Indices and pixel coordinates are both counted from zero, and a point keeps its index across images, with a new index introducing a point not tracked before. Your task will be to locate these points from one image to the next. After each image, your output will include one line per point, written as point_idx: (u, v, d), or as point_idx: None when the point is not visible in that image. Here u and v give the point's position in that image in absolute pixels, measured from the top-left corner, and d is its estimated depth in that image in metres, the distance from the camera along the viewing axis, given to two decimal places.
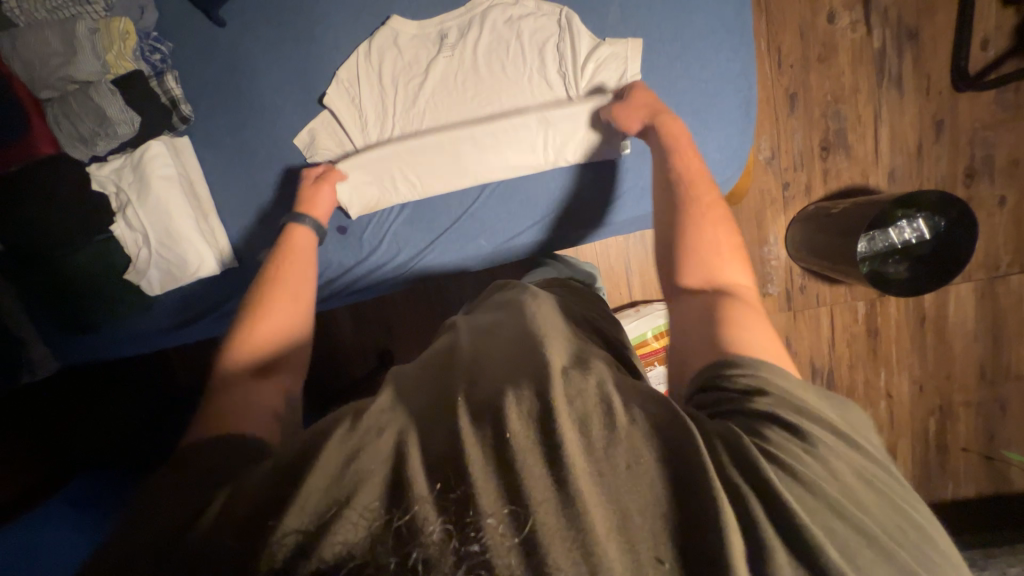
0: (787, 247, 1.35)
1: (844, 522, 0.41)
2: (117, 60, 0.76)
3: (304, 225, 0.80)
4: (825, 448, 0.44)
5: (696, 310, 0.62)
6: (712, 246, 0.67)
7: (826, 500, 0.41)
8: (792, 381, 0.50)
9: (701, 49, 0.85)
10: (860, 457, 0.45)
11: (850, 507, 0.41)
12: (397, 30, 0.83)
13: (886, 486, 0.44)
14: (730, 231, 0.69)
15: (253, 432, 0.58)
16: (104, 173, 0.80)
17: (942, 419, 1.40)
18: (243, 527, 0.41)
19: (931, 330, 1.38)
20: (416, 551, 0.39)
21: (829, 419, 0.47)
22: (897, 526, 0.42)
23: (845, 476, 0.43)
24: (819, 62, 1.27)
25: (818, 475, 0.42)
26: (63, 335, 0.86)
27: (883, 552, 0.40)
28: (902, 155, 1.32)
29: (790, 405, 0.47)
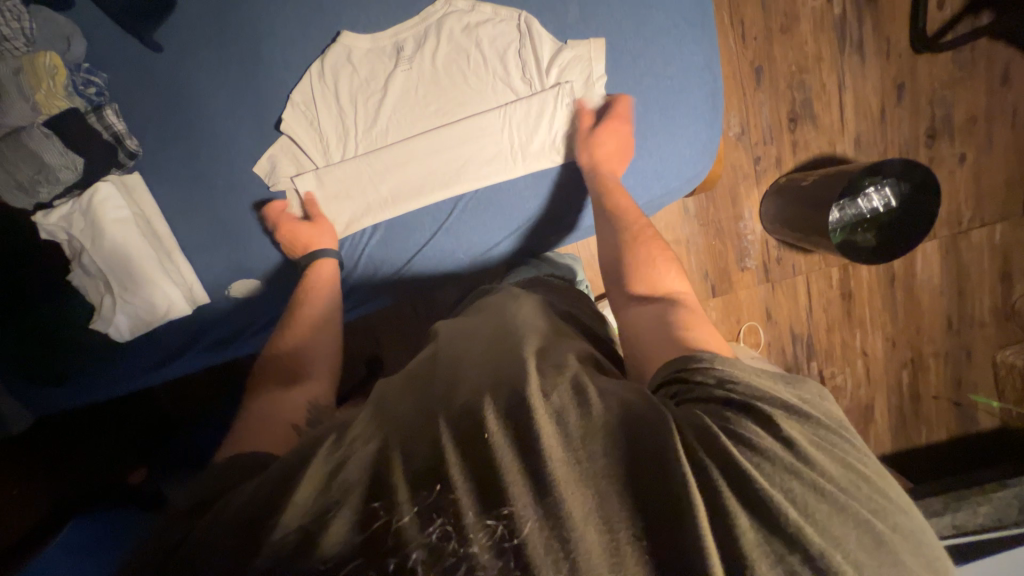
0: (761, 220, 1.37)
1: (800, 483, 0.41)
2: (47, 99, 0.71)
3: (328, 257, 0.81)
4: (780, 421, 0.44)
5: (646, 316, 0.62)
6: (647, 261, 0.71)
7: (782, 464, 0.41)
8: (746, 370, 0.49)
9: (665, 42, 0.83)
10: (811, 425, 0.45)
11: (802, 467, 0.41)
12: (348, 47, 0.79)
13: (835, 445, 0.44)
14: (659, 246, 0.73)
15: (267, 445, 0.56)
16: (52, 222, 0.75)
17: (914, 370, 1.47)
18: (238, 536, 0.41)
19: (901, 288, 1.44)
20: (415, 552, 0.37)
21: (780, 396, 0.47)
22: (849, 479, 0.42)
23: (799, 440, 0.43)
24: (782, 32, 1.26)
25: (772, 444, 0.42)
26: (32, 388, 0.81)
27: (834, 506, 0.40)
28: (866, 120, 1.34)
29: (748, 389, 0.46)
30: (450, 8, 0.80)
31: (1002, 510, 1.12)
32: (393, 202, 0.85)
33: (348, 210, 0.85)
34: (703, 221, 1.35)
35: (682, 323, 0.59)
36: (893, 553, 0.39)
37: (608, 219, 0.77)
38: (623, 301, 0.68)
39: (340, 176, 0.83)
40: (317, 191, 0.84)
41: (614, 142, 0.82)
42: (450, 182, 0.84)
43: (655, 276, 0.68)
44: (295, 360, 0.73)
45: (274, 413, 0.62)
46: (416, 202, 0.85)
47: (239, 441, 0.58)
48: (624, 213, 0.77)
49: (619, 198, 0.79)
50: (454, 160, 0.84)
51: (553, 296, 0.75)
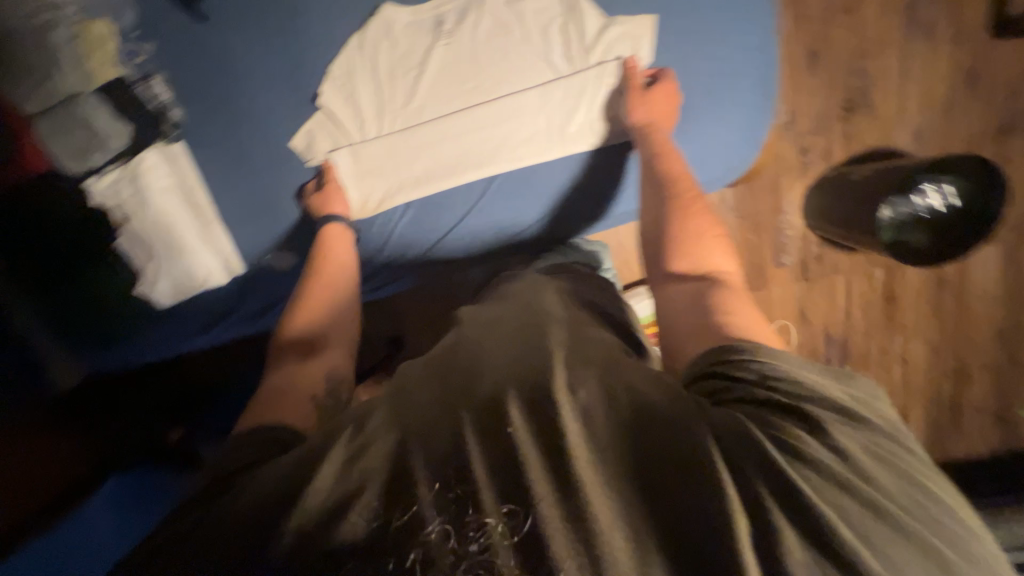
0: (804, 216, 1.30)
1: (854, 501, 0.38)
2: (99, 68, 0.74)
3: (337, 224, 0.82)
4: (831, 428, 0.41)
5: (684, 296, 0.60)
6: (694, 236, 0.68)
7: (833, 477, 0.39)
8: (792, 360, 0.47)
9: (720, 21, 0.79)
10: (870, 433, 0.42)
11: (858, 483, 0.39)
12: (389, 20, 0.77)
13: (897, 457, 0.41)
14: (711, 220, 0.70)
15: (286, 417, 0.58)
16: (102, 188, 0.78)
17: (957, 381, 1.39)
18: (252, 517, 0.41)
19: (951, 294, 1.35)
20: (414, 551, 0.38)
21: (832, 395, 0.44)
22: (910, 497, 0.38)
23: (854, 452, 0.40)
24: (844, 13, 1.17)
25: (824, 455, 0.40)
26: (86, 345, 0.87)
27: (894, 528, 0.37)
28: (930, 112, 1.24)
29: (791, 389, 0.44)
30: None
31: None
32: (427, 179, 0.84)
33: (381, 186, 0.85)
34: (741, 214, 1.30)
35: (723, 306, 0.57)
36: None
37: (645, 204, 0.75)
38: (662, 279, 0.66)
39: (375, 154, 0.83)
40: (353, 169, 0.84)
41: (664, 107, 0.79)
42: (484, 163, 0.83)
43: (699, 252, 0.66)
44: (312, 336, 0.73)
45: (297, 386, 0.64)
46: (449, 181, 0.84)
47: (262, 412, 0.59)
48: (672, 180, 0.74)
49: (669, 163, 0.75)
50: (489, 140, 0.82)
51: (576, 284, 0.72)
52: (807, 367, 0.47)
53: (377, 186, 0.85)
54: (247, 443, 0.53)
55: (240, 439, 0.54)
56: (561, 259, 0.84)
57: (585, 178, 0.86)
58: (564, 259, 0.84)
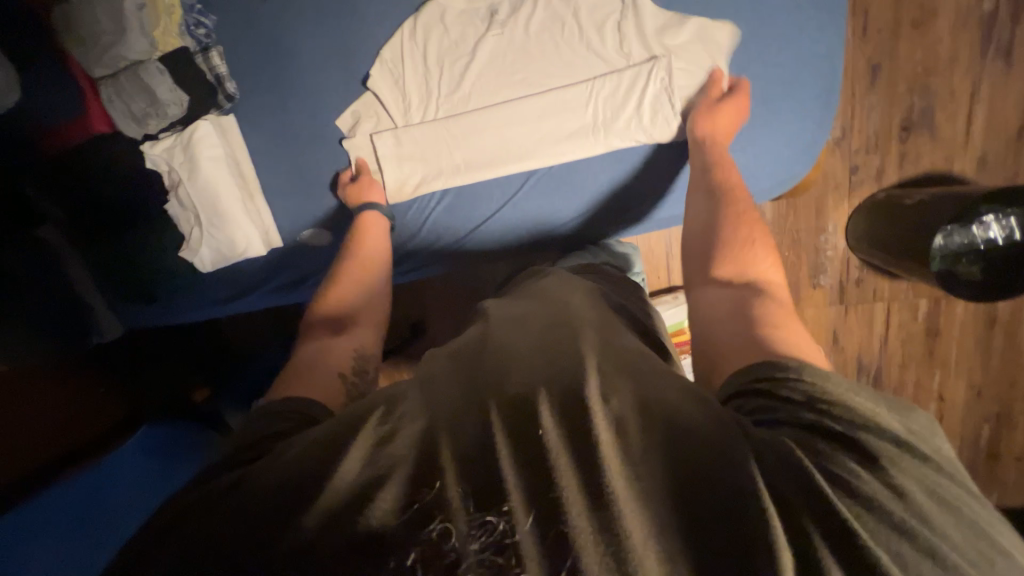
0: (847, 237, 1.25)
1: (913, 547, 0.35)
2: (163, 37, 0.77)
3: (372, 211, 0.82)
4: (891, 463, 0.39)
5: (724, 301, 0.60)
6: (744, 244, 0.67)
7: (890, 520, 0.36)
8: (847, 386, 0.43)
9: (781, 28, 0.77)
10: (936, 474, 0.39)
11: (919, 528, 0.36)
12: (443, 6, 0.78)
13: (962, 502, 0.38)
14: (763, 229, 0.69)
15: (309, 394, 0.58)
16: (157, 152, 0.82)
17: (998, 426, 1.31)
18: (274, 491, 0.41)
19: (1000, 334, 1.27)
20: (416, 551, 0.36)
21: (888, 424, 0.41)
22: (976, 548, 0.36)
23: (916, 497, 0.37)
24: (914, 26, 1.10)
25: (880, 492, 0.37)
26: (128, 303, 0.90)
27: None
28: (999, 138, 1.16)
29: (848, 414, 0.41)
30: None
31: None
32: (466, 166, 0.84)
33: (420, 172, 0.85)
34: (780, 230, 1.25)
35: (769, 316, 0.56)
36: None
37: (695, 211, 0.74)
38: (701, 281, 0.65)
39: (419, 139, 0.83)
40: (393, 152, 0.84)
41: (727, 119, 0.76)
42: (524, 156, 0.83)
43: (747, 259, 0.65)
44: (340, 313, 0.74)
45: (324, 360, 0.65)
46: (486, 171, 0.84)
47: (291, 386, 0.59)
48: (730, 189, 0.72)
49: (726, 173, 0.74)
50: (532, 134, 0.81)
51: (609, 288, 0.71)
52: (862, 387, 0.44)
53: (417, 172, 0.85)
54: (272, 415, 0.53)
55: (265, 411, 0.54)
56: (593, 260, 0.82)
57: (624, 180, 0.85)
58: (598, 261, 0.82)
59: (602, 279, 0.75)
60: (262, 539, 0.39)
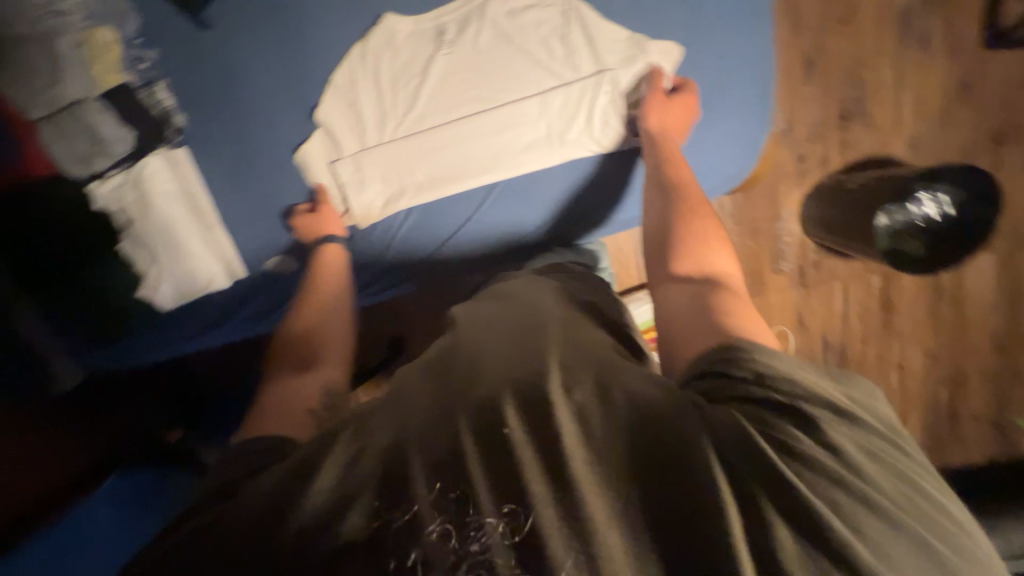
0: (801, 223, 1.31)
1: (846, 495, 0.39)
2: (102, 74, 0.75)
3: (332, 241, 0.83)
4: (827, 426, 0.42)
5: (682, 299, 0.60)
6: (698, 239, 0.68)
7: (826, 474, 0.39)
8: (789, 360, 0.46)
9: (715, 34, 0.82)
10: (865, 431, 0.43)
11: (851, 479, 0.39)
12: (391, 29, 0.79)
13: (892, 456, 0.42)
14: (715, 223, 0.70)
15: (290, 431, 0.57)
16: (105, 192, 0.79)
17: (955, 388, 1.40)
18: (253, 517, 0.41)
19: (947, 302, 1.36)
20: (417, 550, 0.38)
21: (829, 396, 0.44)
22: (903, 494, 0.39)
23: (848, 450, 0.41)
24: (841, 23, 1.18)
25: (816, 450, 0.40)
26: (85, 346, 0.86)
27: (888, 522, 0.38)
28: (926, 121, 1.25)
29: (792, 388, 0.44)
30: None
31: None
32: (428, 185, 0.85)
33: (381, 194, 0.86)
34: (738, 220, 1.30)
35: (724, 306, 0.57)
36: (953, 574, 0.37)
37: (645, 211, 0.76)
38: (662, 276, 0.66)
39: (378, 161, 0.84)
40: (353, 177, 0.84)
41: (673, 115, 0.80)
42: (483, 169, 0.84)
43: (701, 253, 0.66)
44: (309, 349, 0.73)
45: (293, 397, 0.64)
46: (448, 189, 0.85)
47: (265, 424, 0.58)
48: (682, 185, 0.74)
49: (676, 169, 0.75)
50: (490, 147, 0.83)
51: (574, 283, 0.73)
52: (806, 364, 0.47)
53: (381, 197, 0.86)
54: (241, 456, 0.51)
55: (234, 455, 0.52)
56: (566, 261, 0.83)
57: (579, 182, 0.87)
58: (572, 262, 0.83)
59: (567, 277, 0.76)
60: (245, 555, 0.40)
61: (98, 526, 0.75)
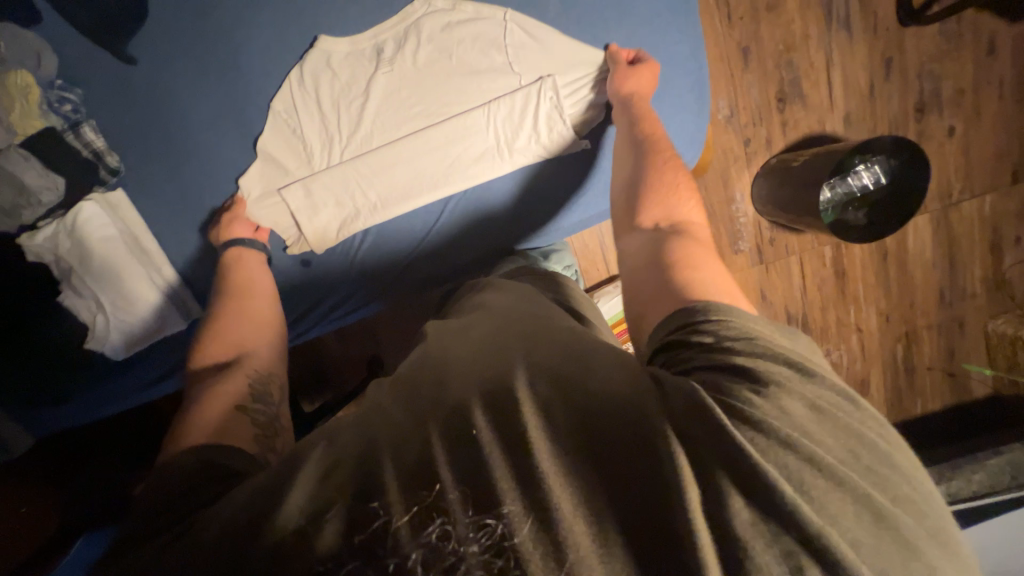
0: (754, 203, 1.37)
1: (795, 457, 0.39)
2: (22, 120, 0.71)
3: (240, 247, 0.78)
4: (781, 387, 0.43)
5: (643, 246, 0.64)
6: (669, 192, 0.70)
7: (775, 436, 0.40)
8: (743, 315, 0.50)
9: (648, 35, 0.84)
10: (816, 387, 0.44)
11: (799, 438, 0.40)
12: (327, 51, 0.77)
13: (838, 409, 0.43)
14: (683, 173, 0.72)
15: (232, 439, 0.54)
16: (38, 243, 0.74)
17: (908, 343, 1.49)
18: (219, 548, 0.39)
19: (893, 263, 1.45)
20: (415, 552, 0.37)
21: (781, 352, 0.46)
22: (848, 449, 0.41)
23: (794, 409, 0.42)
24: (768, 11, 1.24)
25: (768, 412, 0.41)
26: (31, 408, 0.80)
27: (832, 480, 0.39)
28: (855, 97, 1.33)
29: (748, 348, 0.46)
30: (429, 7, 0.78)
31: (994, 477, 1.14)
32: (384, 204, 0.84)
33: (333, 218, 0.84)
34: None
35: (688, 257, 0.59)
36: (892, 528, 0.38)
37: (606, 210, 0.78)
38: (627, 231, 0.69)
39: (329, 184, 0.82)
40: (304, 204, 0.82)
41: (640, 78, 0.80)
42: (438, 181, 0.84)
43: (664, 202, 0.68)
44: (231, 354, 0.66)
45: (219, 399, 0.59)
46: (405, 204, 0.85)
47: (201, 428, 0.54)
48: (654, 140, 0.75)
49: (649, 125, 0.77)
50: (442, 161, 0.83)
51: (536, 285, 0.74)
52: (759, 321, 0.50)
53: (337, 219, 0.84)
54: (181, 476, 0.48)
55: (171, 476, 0.48)
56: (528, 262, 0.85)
57: (522, 174, 0.87)
58: (535, 262, 0.85)
59: (530, 278, 0.78)
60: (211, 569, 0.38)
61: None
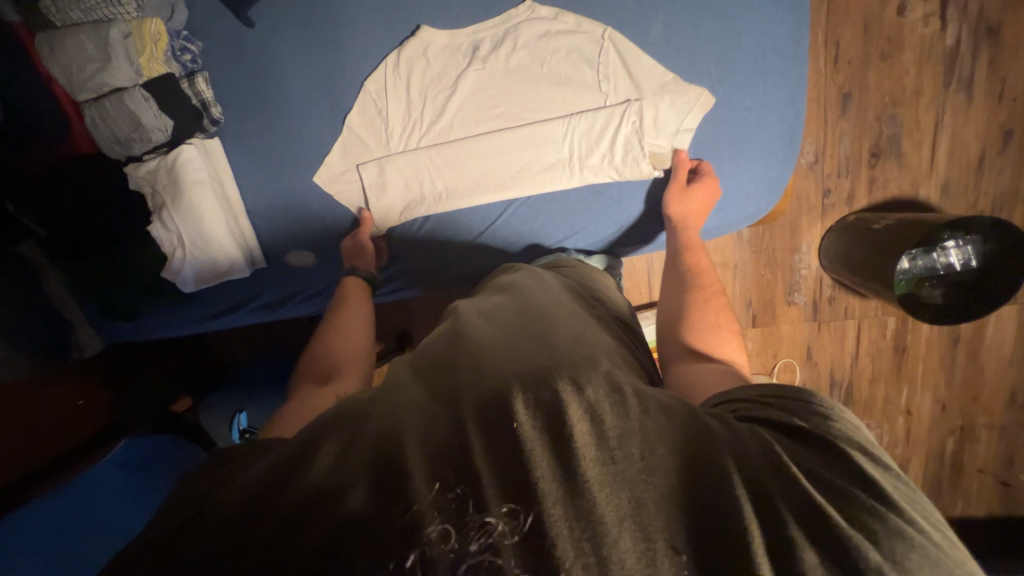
0: (821, 257, 1.29)
1: (884, 526, 0.39)
2: (148, 63, 0.76)
3: (355, 275, 0.84)
4: (862, 462, 0.43)
5: (708, 371, 0.62)
6: (710, 329, 0.70)
7: (861, 504, 0.40)
8: (827, 400, 0.49)
9: (747, 72, 0.81)
10: (895, 476, 0.43)
11: (890, 513, 0.39)
12: (426, 41, 0.80)
13: (918, 500, 0.43)
14: (728, 316, 0.73)
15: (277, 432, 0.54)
16: (140, 175, 0.82)
17: (962, 439, 1.37)
18: (241, 508, 0.39)
19: (963, 351, 1.33)
20: (416, 551, 0.36)
21: (854, 431, 0.46)
22: (941, 535, 0.40)
23: (883, 485, 0.41)
24: (881, 59, 1.16)
25: (849, 482, 0.42)
26: (106, 319, 0.89)
27: (926, 558, 0.37)
28: (961, 167, 1.22)
29: (822, 421, 0.46)
30: (533, 14, 0.79)
31: None
32: (448, 196, 0.87)
33: (399, 201, 0.88)
34: (756, 249, 1.29)
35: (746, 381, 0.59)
36: None
37: (675, 265, 0.80)
38: (684, 354, 0.67)
39: (402, 167, 0.85)
40: (376, 182, 0.86)
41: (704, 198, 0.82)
42: (507, 182, 0.86)
43: (716, 340, 0.68)
44: (331, 361, 0.70)
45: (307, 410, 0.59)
46: (466, 201, 0.87)
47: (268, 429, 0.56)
48: (707, 271, 0.78)
49: (693, 259, 0.80)
50: (513, 164, 0.85)
51: (575, 279, 0.74)
52: (846, 408, 0.49)
53: (401, 204, 0.88)
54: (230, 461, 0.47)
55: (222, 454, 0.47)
56: (567, 254, 0.87)
57: (587, 187, 0.87)
58: (574, 255, 0.87)
59: (572, 273, 0.77)
60: (224, 526, 0.39)
61: (96, 501, 0.80)
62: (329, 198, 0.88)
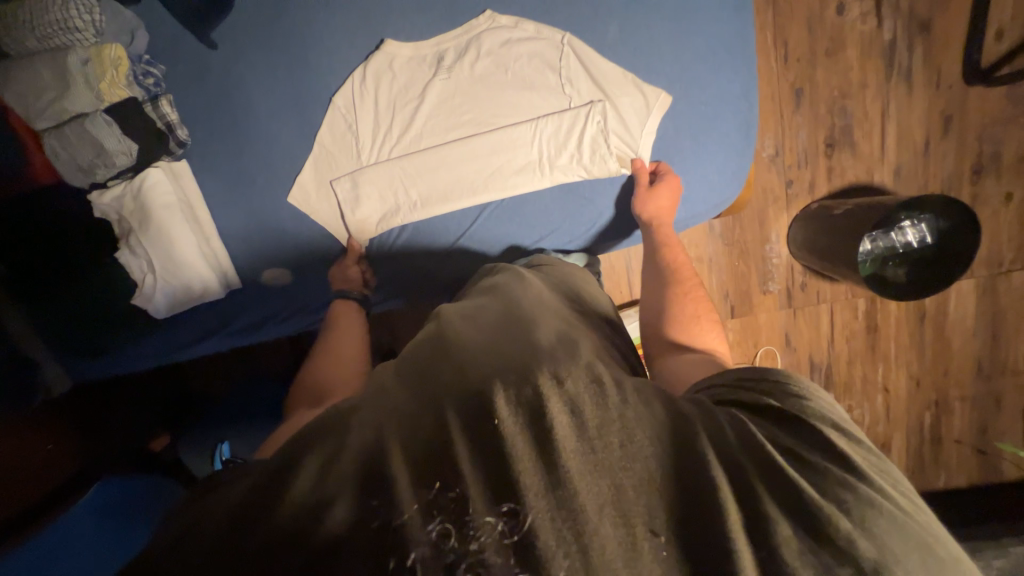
0: (789, 246, 1.34)
1: (854, 495, 0.40)
2: (109, 88, 0.75)
3: (340, 301, 0.85)
4: (832, 436, 0.44)
5: (692, 361, 0.64)
6: (691, 318, 0.73)
7: (833, 475, 0.41)
8: (801, 381, 0.51)
9: (701, 70, 0.85)
10: (863, 448, 0.45)
11: (857, 483, 0.41)
12: (391, 54, 0.82)
13: (886, 469, 0.44)
14: (708, 305, 0.75)
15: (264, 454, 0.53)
16: (105, 202, 0.80)
17: (937, 412, 1.42)
18: (223, 528, 0.38)
19: (930, 327, 1.39)
20: (415, 551, 0.36)
21: (825, 408, 0.48)
22: (907, 501, 0.42)
23: (853, 457, 0.43)
24: (827, 56, 1.23)
25: (819, 456, 0.43)
26: (73, 354, 0.86)
27: (893, 522, 0.39)
28: (909, 152, 1.29)
29: (794, 400, 0.48)
30: (494, 24, 0.81)
31: None
32: (424, 204, 0.88)
33: (374, 212, 0.88)
34: (728, 242, 1.33)
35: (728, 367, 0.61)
36: None
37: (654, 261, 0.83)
38: (667, 349, 0.69)
39: (375, 179, 0.86)
40: (350, 195, 0.86)
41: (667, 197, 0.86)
42: (480, 187, 0.87)
43: (698, 331, 0.71)
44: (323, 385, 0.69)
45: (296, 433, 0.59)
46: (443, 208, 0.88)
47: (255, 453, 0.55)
48: (675, 266, 0.81)
49: (672, 255, 0.82)
50: (486, 168, 0.86)
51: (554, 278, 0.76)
52: (818, 387, 0.51)
53: (377, 216, 0.88)
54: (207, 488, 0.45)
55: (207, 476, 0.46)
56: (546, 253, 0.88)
57: (560, 187, 0.89)
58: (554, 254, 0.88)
59: (551, 271, 0.78)
60: (206, 547, 0.37)
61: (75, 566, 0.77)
62: (302, 215, 0.87)
